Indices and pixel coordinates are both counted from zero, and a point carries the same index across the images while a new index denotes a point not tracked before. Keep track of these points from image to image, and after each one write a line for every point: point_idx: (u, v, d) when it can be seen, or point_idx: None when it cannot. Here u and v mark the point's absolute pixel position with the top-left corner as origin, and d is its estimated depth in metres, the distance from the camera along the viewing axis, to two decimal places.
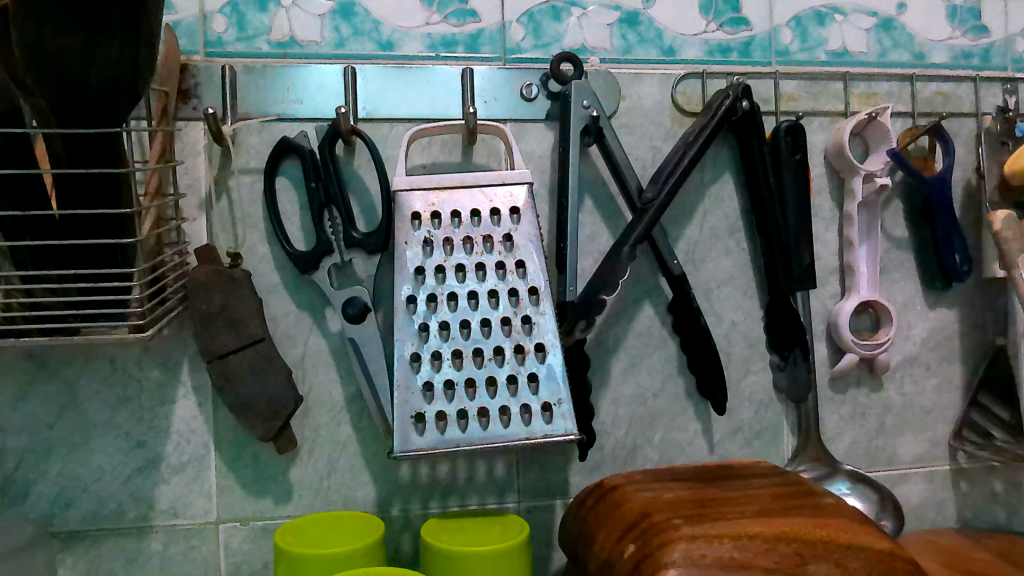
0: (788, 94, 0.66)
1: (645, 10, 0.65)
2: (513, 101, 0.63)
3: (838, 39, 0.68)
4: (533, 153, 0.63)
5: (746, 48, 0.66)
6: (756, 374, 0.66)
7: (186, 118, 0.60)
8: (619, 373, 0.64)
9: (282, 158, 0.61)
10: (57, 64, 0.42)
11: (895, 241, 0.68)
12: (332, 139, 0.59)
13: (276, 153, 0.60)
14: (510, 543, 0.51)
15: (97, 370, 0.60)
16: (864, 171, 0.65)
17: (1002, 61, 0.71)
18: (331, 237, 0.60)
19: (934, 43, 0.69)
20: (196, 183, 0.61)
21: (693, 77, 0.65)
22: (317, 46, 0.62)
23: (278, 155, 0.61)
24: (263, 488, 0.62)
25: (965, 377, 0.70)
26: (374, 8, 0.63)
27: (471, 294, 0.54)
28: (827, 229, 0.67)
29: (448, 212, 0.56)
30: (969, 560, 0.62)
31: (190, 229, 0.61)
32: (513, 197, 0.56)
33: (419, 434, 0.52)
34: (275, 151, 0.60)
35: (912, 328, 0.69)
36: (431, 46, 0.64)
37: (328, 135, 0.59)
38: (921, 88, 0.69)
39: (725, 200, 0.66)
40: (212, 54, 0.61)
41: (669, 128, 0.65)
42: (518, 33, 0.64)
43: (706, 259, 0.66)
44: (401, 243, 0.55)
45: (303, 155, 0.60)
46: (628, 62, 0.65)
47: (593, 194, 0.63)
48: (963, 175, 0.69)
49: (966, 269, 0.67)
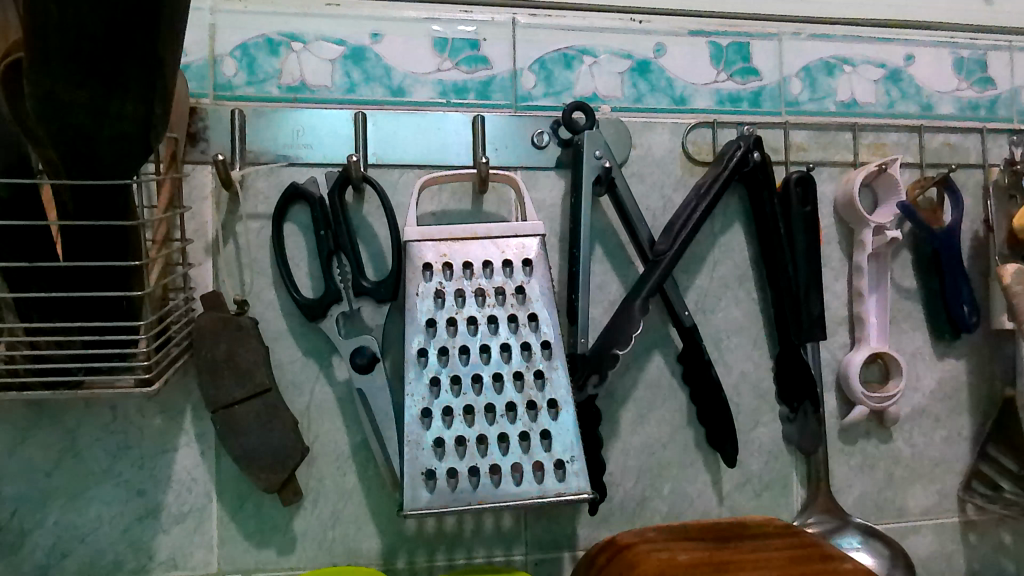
0: (798, 144, 0.67)
1: (656, 59, 0.65)
2: (524, 149, 0.63)
3: (848, 90, 0.68)
4: (544, 201, 0.63)
5: (757, 97, 0.67)
6: (765, 426, 0.66)
7: (194, 161, 0.60)
8: (628, 424, 0.64)
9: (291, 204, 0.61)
10: (69, 116, 0.42)
11: (904, 291, 0.68)
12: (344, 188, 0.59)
13: (287, 199, 0.60)
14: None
15: (99, 417, 0.59)
16: (875, 224, 0.65)
17: (1008, 113, 0.71)
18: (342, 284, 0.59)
19: (942, 94, 0.70)
20: (203, 227, 0.60)
21: (703, 126, 0.65)
22: (328, 91, 0.62)
23: (289, 200, 0.60)
24: (265, 539, 0.61)
25: (973, 429, 0.69)
26: (386, 54, 0.63)
27: (483, 348, 0.53)
28: (835, 279, 0.67)
29: (459, 263, 0.56)
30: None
31: (196, 275, 0.60)
32: (524, 248, 0.56)
33: (428, 491, 0.51)
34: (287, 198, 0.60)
35: (921, 379, 0.68)
36: (442, 93, 0.63)
37: (338, 180, 0.58)
38: (929, 139, 0.69)
39: (735, 250, 0.66)
40: (221, 98, 0.61)
41: (680, 177, 0.65)
42: (530, 80, 0.64)
43: (716, 308, 0.65)
44: (412, 294, 0.54)
45: (314, 202, 0.59)
46: (639, 110, 0.65)
47: (603, 242, 0.63)
48: (971, 226, 0.69)
49: (974, 320, 0.66)
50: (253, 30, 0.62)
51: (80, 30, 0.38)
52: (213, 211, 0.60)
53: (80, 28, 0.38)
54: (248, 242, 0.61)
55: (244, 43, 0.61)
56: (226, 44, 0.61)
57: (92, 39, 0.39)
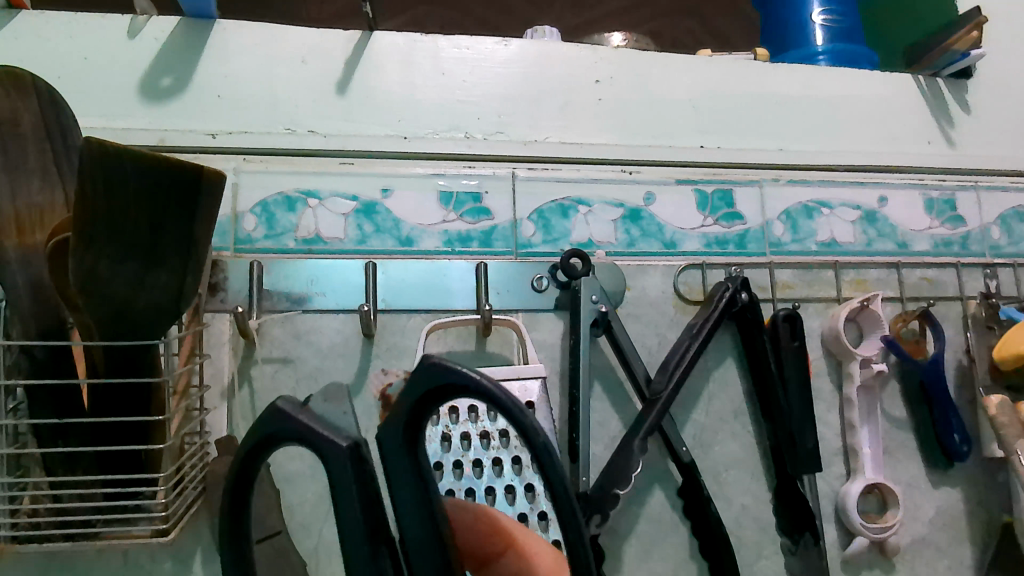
0: (783, 282, 0.70)
1: (647, 207, 0.70)
2: (525, 293, 0.66)
3: (827, 231, 0.73)
4: (545, 341, 0.66)
5: (742, 239, 0.71)
6: (768, 559, 0.66)
7: (213, 310, 0.63)
8: (632, 560, 0.64)
9: (398, 411, 0.34)
10: (108, 286, 0.45)
11: (895, 421, 0.70)
12: (257, 456, 0.35)
13: (433, 414, 0.34)
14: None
15: (109, 563, 0.60)
16: (861, 358, 0.68)
17: (980, 248, 0.76)
18: (438, 575, 0.33)
19: (917, 232, 0.75)
20: (219, 373, 0.63)
21: (693, 268, 0.69)
22: (341, 242, 0.66)
23: (418, 423, 0.34)
24: None
25: (976, 557, 0.70)
26: (395, 207, 0.68)
27: (489, 490, 0.56)
28: (828, 411, 0.69)
29: (464, 407, 0.58)
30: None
31: (212, 420, 0.62)
32: (528, 391, 0.59)
33: None
34: (385, 438, 0.34)
35: (920, 508, 0.69)
36: (448, 242, 0.67)
37: (281, 405, 0.34)
38: (908, 274, 0.73)
39: (730, 384, 0.69)
40: (241, 251, 0.65)
41: (674, 315, 0.68)
42: (529, 228, 0.68)
43: (713, 442, 0.67)
44: (420, 438, 0.57)
45: (348, 434, 0.33)
46: (632, 255, 0.69)
47: (602, 380, 0.66)
48: (954, 355, 0.72)
49: (966, 449, 0.69)
50: (273, 188, 0.67)
51: (126, 210, 0.44)
52: (229, 358, 0.63)
53: (126, 209, 0.44)
54: (262, 386, 0.63)
55: (264, 201, 0.66)
56: (249, 201, 0.66)
57: (133, 216, 0.44)
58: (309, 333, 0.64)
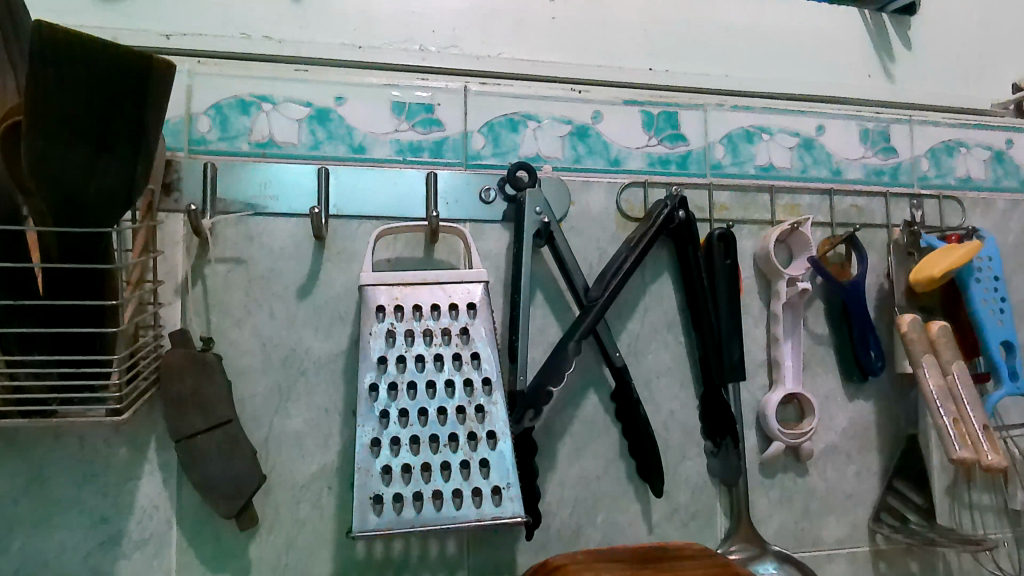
0: (721, 203, 0.74)
1: (594, 125, 0.73)
2: (473, 204, 0.69)
3: (765, 156, 0.76)
4: (490, 251, 0.69)
5: (684, 161, 0.74)
6: (692, 460, 0.72)
7: (168, 209, 0.65)
8: (565, 457, 0.69)
9: None
10: (58, 171, 0.47)
11: (818, 337, 0.75)
12: None
13: None
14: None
15: (66, 447, 0.63)
16: (788, 276, 0.72)
17: (909, 179, 0.80)
18: None
19: (850, 161, 0.78)
20: (173, 269, 0.65)
21: (636, 186, 0.72)
22: (294, 147, 0.68)
23: None
24: (221, 564, 0.64)
25: (882, 465, 0.77)
26: (348, 115, 0.69)
27: (430, 383, 0.60)
28: (755, 326, 0.74)
29: (410, 306, 0.62)
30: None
31: (166, 314, 0.64)
32: (470, 293, 0.63)
33: (376, 515, 0.57)
34: None
35: (834, 419, 0.75)
36: (399, 151, 0.69)
37: None
38: (839, 201, 0.77)
39: (665, 297, 0.73)
40: (195, 152, 0.66)
41: (615, 231, 0.71)
42: (479, 141, 0.71)
43: (646, 351, 0.72)
44: (366, 333, 0.60)
45: None
46: (578, 171, 0.72)
47: (544, 289, 0.69)
48: (876, 279, 0.77)
49: (880, 365, 0.74)
50: (226, 91, 0.67)
51: (76, 95, 0.45)
52: (183, 256, 0.65)
53: (76, 94, 0.45)
54: (216, 284, 0.66)
55: (218, 104, 0.67)
56: (203, 103, 0.67)
57: (82, 101, 0.45)
58: (261, 235, 0.67)
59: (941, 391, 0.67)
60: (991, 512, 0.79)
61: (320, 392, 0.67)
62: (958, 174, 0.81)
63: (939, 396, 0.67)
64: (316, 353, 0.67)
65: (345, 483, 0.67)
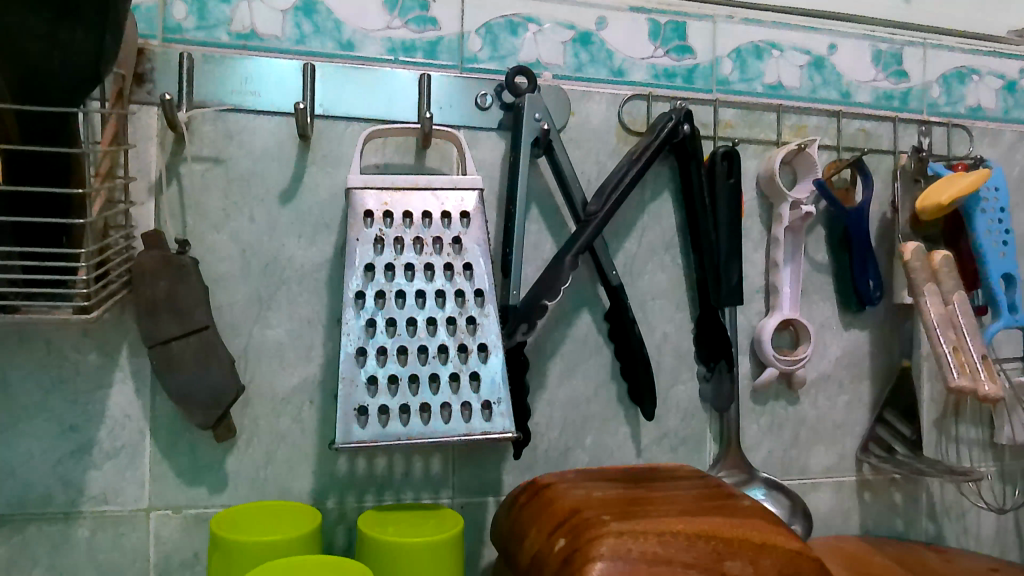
0: (726, 121, 0.71)
1: (598, 32, 0.68)
2: (468, 109, 0.65)
3: (775, 73, 0.73)
4: (485, 161, 0.66)
5: (690, 74, 0.70)
6: (683, 385, 0.70)
7: (140, 101, 0.60)
8: (555, 377, 0.67)
9: None
10: (17, 41, 0.42)
11: (817, 265, 0.73)
12: None
13: None
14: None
15: (32, 352, 0.59)
16: (792, 199, 0.70)
17: (919, 105, 0.77)
18: None
19: (860, 83, 0.75)
20: (146, 167, 0.60)
21: (639, 98, 0.69)
22: (278, 40, 0.63)
23: None
24: (197, 477, 0.62)
25: (872, 395, 0.76)
26: (337, 8, 0.64)
27: (419, 293, 0.57)
28: (754, 250, 0.71)
29: (400, 212, 0.58)
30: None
31: (138, 214, 0.60)
32: (463, 201, 0.59)
33: (360, 427, 0.54)
34: None
35: (828, 347, 0.74)
36: (391, 50, 0.65)
37: None
38: (847, 124, 0.74)
39: (663, 216, 0.70)
40: (170, 42, 0.61)
41: (615, 145, 0.68)
42: (476, 43, 0.66)
43: (643, 272, 0.69)
44: (353, 240, 0.57)
45: None
46: (579, 79, 0.68)
47: (539, 203, 0.66)
48: (881, 209, 0.75)
49: (878, 295, 0.73)
50: None
51: None
52: (157, 152, 0.61)
53: None
54: (193, 184, 0.61)
55: None
56: None
57: None
58: (241, 134, 0.62)
59: (942, 319, 0.66)
60: (976, 446, 0.79)
61: (302, 302, 0.64)
62: (969, 102, 0.78)
63: (940, 324, 0.66)
64: (299, 262, 0.64)
65: (327, 397, 0.64)
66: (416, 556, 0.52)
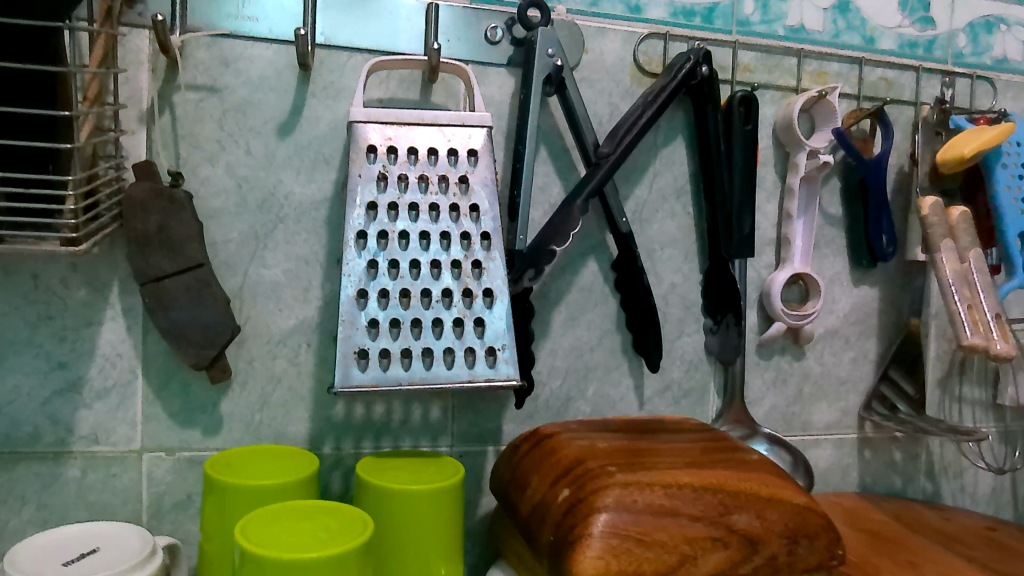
0: (745, 64, 0.68)
1: None
2: (477, 43, 0.62)
3: (797, 15, 0.69)
4: (493, 98, 0.63)
5: (710, 14, 0.67)
6: (689, 337, 0.68)
7: (130, 23, 0.56)
8: (559, 326, 0.66)
9: None
10: None
11: (830, 218, 0.71)
12: None
13: None
14: (365, 539, 0.45)
15: (18, 286, 0.57)
16: (809, 148, 0.67)
17: (944, 54, 0.74)
18: None
19: (885, 29, 0.72)
20: (137, 94, 0.57)
21: (655, 37, 0.66)
22: None
23: None
24: (191, 418, 0.61)
25: (878, 352, 0.75)
26: None
27: (423, 235, 0.55)
28: (767, 201, 0.69)
29: (404, 148, 0.55)
30: (896, 549, 0.63)
31: (128, 143, 0.57)
32: (471, 139, 0.57)
33: (360, 370, 0.53)
34: None
35: (837, 303, 0.73)
36: None
37: None
38: (868, 72, 0.72)
39: (676, 163, 0.67)
40: None
41: (629, 86, 0.65)
42: None
43: (652, 220, 0.67)
44: (355, 176, 0.54)
45: None
46: (594, 15, 0.64)
47: (548, 145, 0.64)
48: (898, 160, 0.73)
49: (892, 250, 0.70)
50: None
51: None
52: (148, 78, 0.57)
53: None
54: (186, 114, 0.58)
55: None
56: None
57: None
58: (238, 61, 0.59)
59: (957, 275, 0.65)
60: (979, 406, 0.78)
61: (300, 241, 0.61)
62: (995, 53, 0.76)
63: (955, 280, 0.65)
64: (297, 199, 0.61)
65: (325, 340, 0.62)
66: (417, 503, 0.51)
